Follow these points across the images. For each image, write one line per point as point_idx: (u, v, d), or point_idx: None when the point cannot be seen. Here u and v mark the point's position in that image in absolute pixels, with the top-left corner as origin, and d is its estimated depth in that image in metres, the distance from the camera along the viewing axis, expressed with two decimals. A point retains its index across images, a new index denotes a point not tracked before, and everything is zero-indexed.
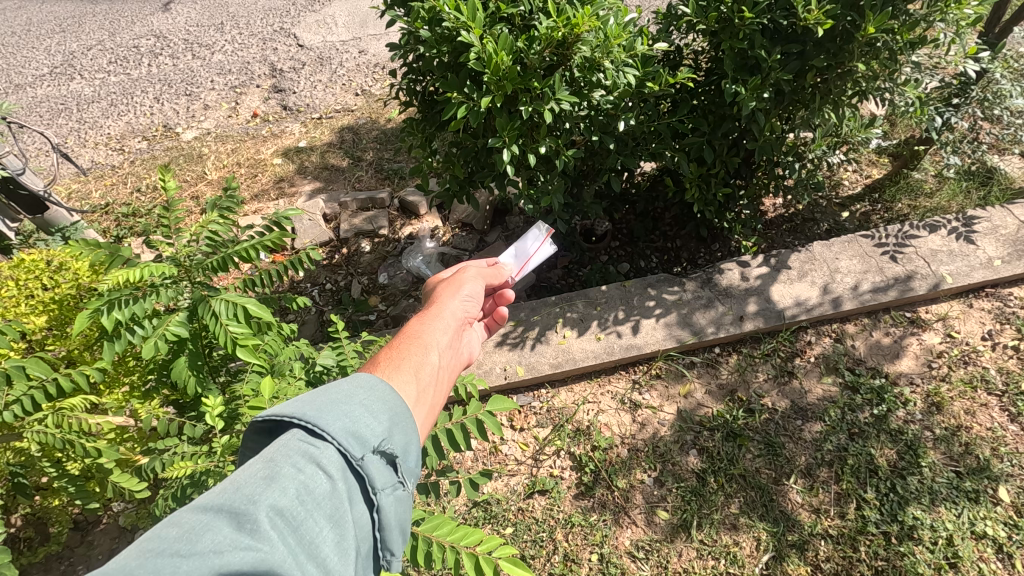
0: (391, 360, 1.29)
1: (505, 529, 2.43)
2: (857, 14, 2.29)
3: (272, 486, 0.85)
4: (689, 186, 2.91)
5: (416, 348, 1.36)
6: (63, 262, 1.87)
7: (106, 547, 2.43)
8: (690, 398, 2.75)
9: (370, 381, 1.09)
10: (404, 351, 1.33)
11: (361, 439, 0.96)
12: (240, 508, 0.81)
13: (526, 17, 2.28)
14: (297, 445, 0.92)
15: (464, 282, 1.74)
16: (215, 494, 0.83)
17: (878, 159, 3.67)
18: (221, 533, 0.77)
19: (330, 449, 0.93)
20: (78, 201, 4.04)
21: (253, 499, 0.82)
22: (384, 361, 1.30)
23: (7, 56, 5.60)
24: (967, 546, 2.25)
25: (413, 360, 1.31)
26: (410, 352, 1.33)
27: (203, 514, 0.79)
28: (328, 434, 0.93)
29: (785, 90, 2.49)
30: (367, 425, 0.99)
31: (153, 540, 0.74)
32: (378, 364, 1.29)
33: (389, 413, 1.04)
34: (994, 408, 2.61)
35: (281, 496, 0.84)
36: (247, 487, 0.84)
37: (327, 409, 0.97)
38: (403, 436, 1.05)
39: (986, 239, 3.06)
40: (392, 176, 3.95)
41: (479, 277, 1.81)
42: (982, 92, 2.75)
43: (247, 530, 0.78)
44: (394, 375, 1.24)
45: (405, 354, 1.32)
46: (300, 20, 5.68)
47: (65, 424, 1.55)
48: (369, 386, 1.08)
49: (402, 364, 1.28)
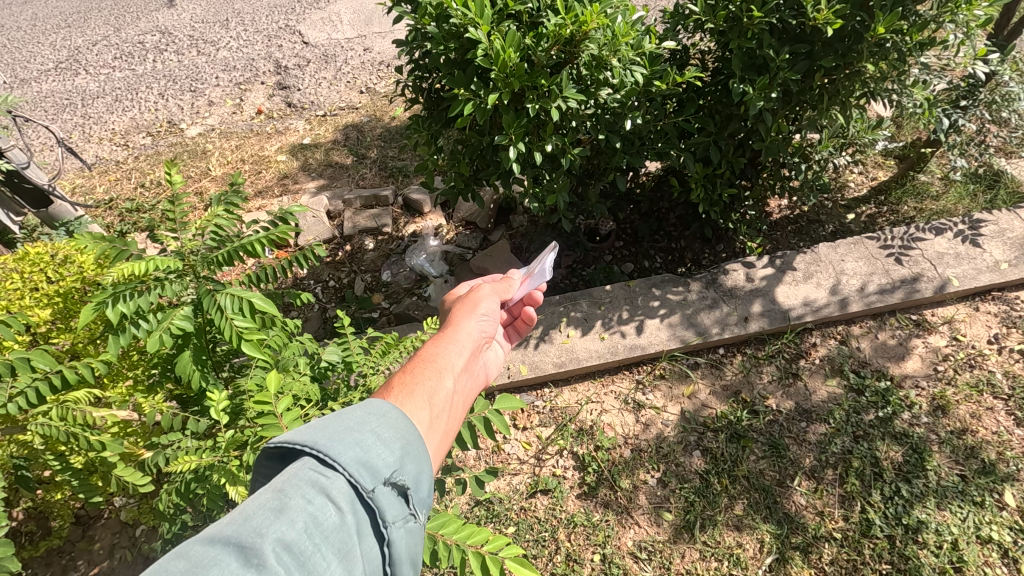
0: (404, 385, 1.28)
1: (507, 528, 2.42)
2: (867, 15, 2.32)
3: (280, 518, 0.85)
4: (695, 186, 2.89)
5: (430, 373, 1.34)
6: (68, 255, 1.86)
7: (107, 542, 2.42)
8: (694, 399, 2.74)
9: (383, 409, 1.08)
10: (418, 376, 1.32)
11: (372, 469, 0.95)
12: (247, 540, 0.81)
13: (533, 14, 2.27)
14: (307, 473, 0.91)
15: (481, 300, 1.70)
16: (225, 524, 0.84)
17: (884, 162, 3.66)
18: (228, 568, 0.78)
19: (340, 479, 0.92)
20: (82, 196, 4.04)
21: (260, 531, 0.83)
22: (399, 385, 1.29)
23: (13, 51, 5.61)
24: (973, 550, 2.24)
25: (426, 386, 1.30)
26: (424, 376, 1.32)
27: (211, 545, 0.80)
28: (339, 465, 0.93)
29: (793, 90, 2.48)
30: (379, 455, 0.97)
31: (161, 572, 0.76)
32: (391, 388, 1.27)
33: (401, 443, 1.02)
34: (1000, 412, 2.60)
35: (289, 528, 0.84)
36: (255, 518, 0.84)
37: (338, 438, 0.96)
38: (416, 466, 1.03)
39: (992, 242, 3.05)
40: (396, 174, 3.95)
41: (495, 295, 1.77)
42: (990, 94, 2.73)
43: (253, 565, 0.79)
44: (407, 401, 1.23)
45: (418, 379, 1.31)
46: (306, 18, 5.68)
47: (70, 417, 1.53)
48: (382, 413, 1.06)
49: (416, 389, 1.27)
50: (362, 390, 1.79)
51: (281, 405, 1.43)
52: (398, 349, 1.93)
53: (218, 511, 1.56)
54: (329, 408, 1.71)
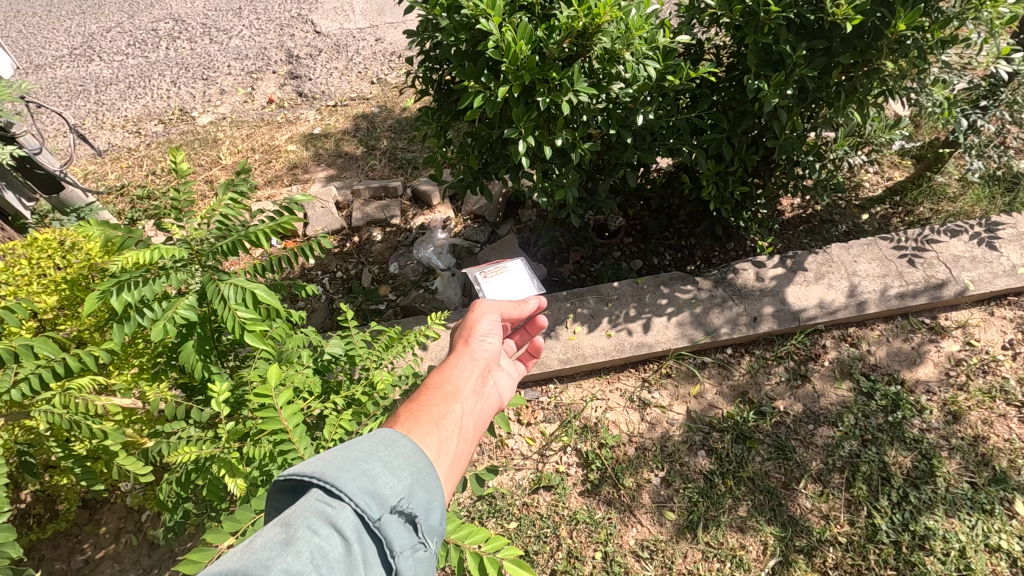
0: (411, 414, 1.28)
1: (509, 523, 2.42)
2: (888, 10, 2.25)
3: (286, 550, 0.84)
4: (706, 183, 2.85)
5: (438, 399, 1.35)
6: (75, 243, 1.86)
7: (113, 526, 2.45)
8: (701, 399, 2.72)
9: (391, 437, 1.08)
10: (424, 404, 1.32)
11: (380, 498, 0.94)
12: (252, 572, 0.80)
13: (545, 6, 2.24)
14: (313, 505, 0.91)
15: (481, 320, 1.70)
16: (232, 558, 0.83)
17: (901, 161, 3.59)
18: None
19: (347, 510, 0.91)
20: (93, 182, 4.07)
21: (266, 563, 0.82)
22: (406, 414, 1.28)
23: (28, 37, 5.63)
24: (980, 559, 2.20)
25: (433, 413, 1.29)
26: (431, 404, 1.32)
27: None
28: (346, 495, 0.92)
29: (809, 86, 2.42)
30: (386, 484, 0.97)
31: None
32: (399, 418, 1.27)
33: (411, 471, 1.02)
34: (1013, 419, 2.55)
35: (295, 560, 0.83)
36: (262, 551, 0.84)
37: (345, 468, 0.96)
38: (426, 493, 1.02)
39: (1010, 246, 2.99)
40: (405, 166, 3.94)
41: (497, 311, 1.77)
42: (1012, 95, 2.64)
43: None
44: (414, 428, 1.23)
45: (425, 407, 1.31)
46: (318, 7, 5.65)
47: (71, 405, 1.54)
48: (389, 442, 1.06)
49: (423, 417, 1.27)
50: (364, 384, 1.79)
51: (280, 398, 1.41)
52: (401, 342, 1.92)
53: (219, 499, 1.58)
54: (331, 402, 1.70)
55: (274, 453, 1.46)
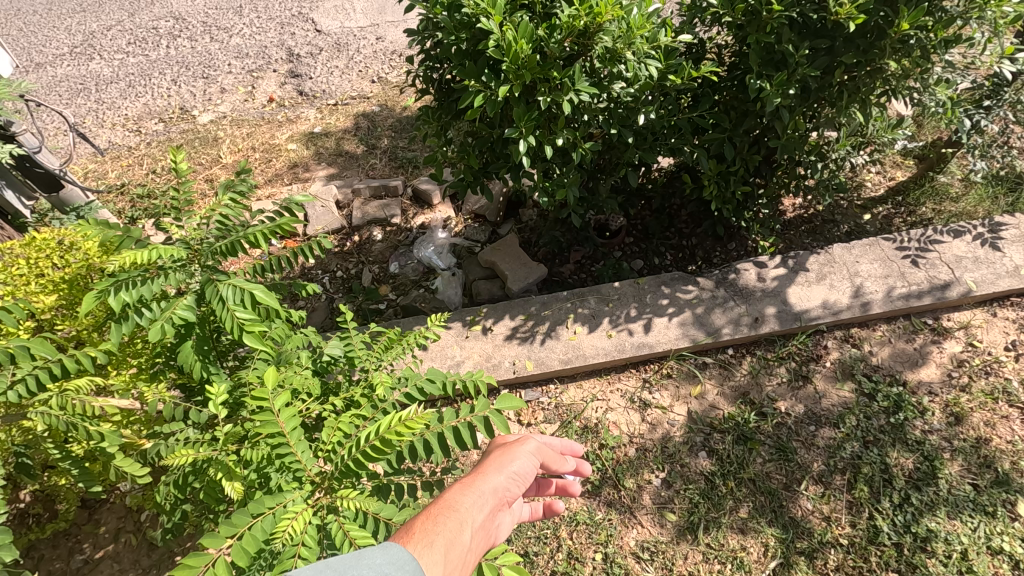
0: (425, 531, 1.14)
1: (509, 524, 2.41)
2: (891, 10, 2.24)
3: None
4: (708, 183, 2.84)
5: (455, 517, 1.20)
6: (74, 242, 1.85)
7: (112, 525, 2.45)
8: (702, 399, 2.71)
9: (399, 559, 1.01)
10: (443, 521, 1.17)
11: None
12: None
13: (547, 4, 2.22)
14: None
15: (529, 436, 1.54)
16: None
17: (903, 161, 3.57)
18: None
19: None
20: (94, 181, 4.06)
21: None
22: (419, 530, 1.15)
23: (28, 35, 5.62)
24: (982, 561, 2.19)
25: (447, 535, 1.15)
26: (449, 523, 1.18)
27: None
28: None
29: (811, 86, 2.41)
30: None
31: None
32: (411, 533, 1.14)
33: None
34: (1015, 420, 2.54)
35: None
36: None
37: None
38: None
39: (1012, 247, 2.97)
40: (406, 165, 3.93)
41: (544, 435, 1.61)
42: (1016, 94, 2.62)
43: None
44: (424, 552, 1.09)
45: (441, 525, 1.16)
46: (319, 5, 5.64)
47: (68, 406, 1.53)
48: (397, 566, 1.00)
49: (436, 540, 1.13)
50: (363, 385, 1.78)
51: (279, 400, 1.40)
52: (401, 343, 1.91)
53: (217, 501, 1.57)
54: (329, 404, 1.70)
55: (271, 456, 1.45)
